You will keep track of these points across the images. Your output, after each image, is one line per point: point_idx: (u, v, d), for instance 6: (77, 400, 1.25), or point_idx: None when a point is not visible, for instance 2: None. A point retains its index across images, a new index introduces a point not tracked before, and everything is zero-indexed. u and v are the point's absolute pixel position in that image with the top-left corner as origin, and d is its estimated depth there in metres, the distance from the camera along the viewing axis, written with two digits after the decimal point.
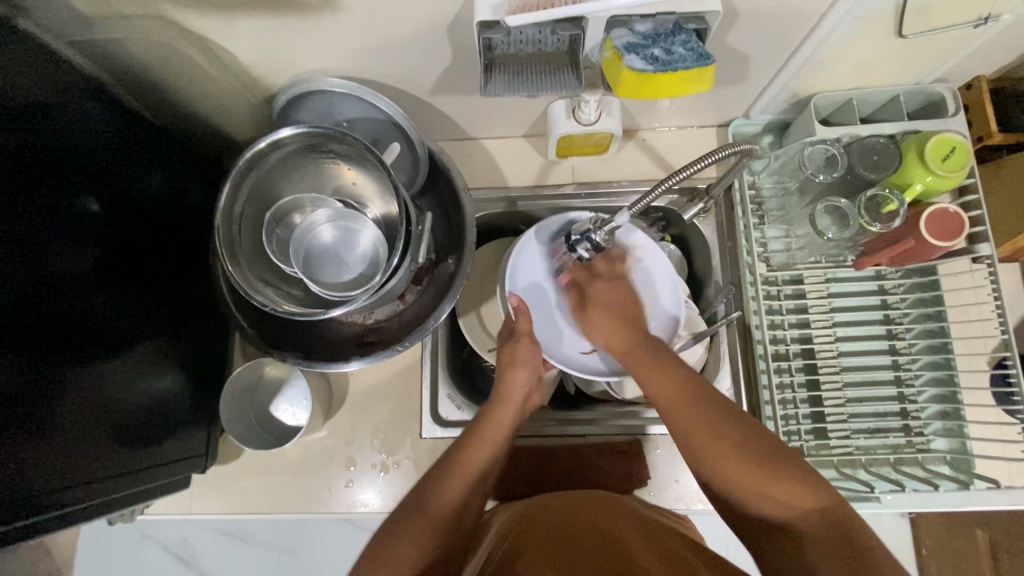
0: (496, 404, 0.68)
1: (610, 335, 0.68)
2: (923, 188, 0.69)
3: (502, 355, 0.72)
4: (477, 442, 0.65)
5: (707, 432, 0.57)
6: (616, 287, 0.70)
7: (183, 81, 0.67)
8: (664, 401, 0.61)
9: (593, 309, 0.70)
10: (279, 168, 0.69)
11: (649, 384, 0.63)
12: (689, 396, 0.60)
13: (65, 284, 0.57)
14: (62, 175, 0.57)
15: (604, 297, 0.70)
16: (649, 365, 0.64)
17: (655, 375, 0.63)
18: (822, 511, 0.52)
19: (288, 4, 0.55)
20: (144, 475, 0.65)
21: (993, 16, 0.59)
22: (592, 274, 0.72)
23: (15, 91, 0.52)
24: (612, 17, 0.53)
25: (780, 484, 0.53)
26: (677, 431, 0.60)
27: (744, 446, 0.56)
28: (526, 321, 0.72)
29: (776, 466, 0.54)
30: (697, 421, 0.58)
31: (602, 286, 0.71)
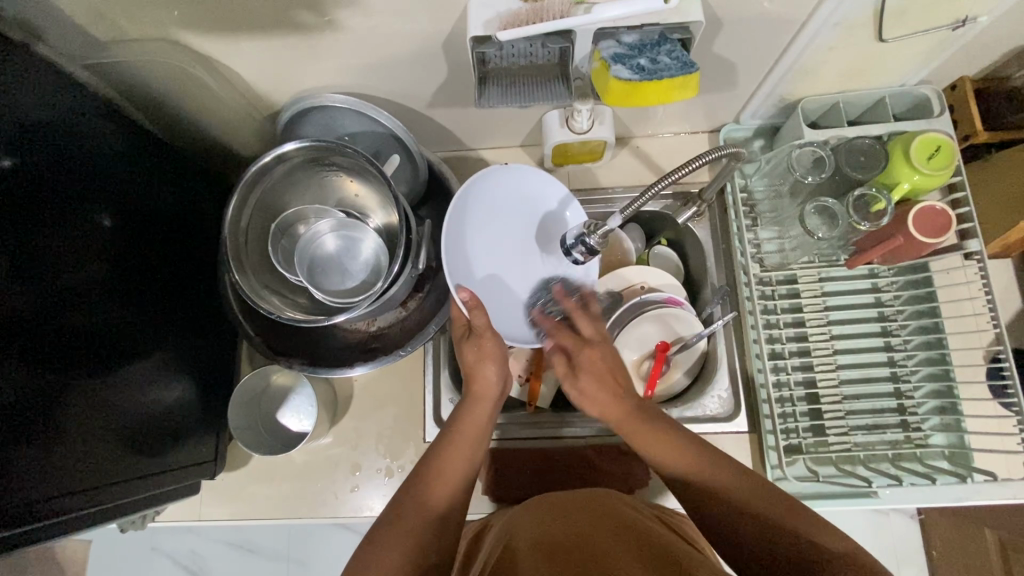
0: (469, 403, 0.67)
1: (604, 403, 0.63)
2: (910, 187, 0.71)
3: (465, 356, 0.68)
4: (459, 438, 0.64)
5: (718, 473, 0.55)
6: (605, 353, 0.66)
7: (193, 99, 0.70)
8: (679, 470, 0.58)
9: (584, 376, 0.65)
10: (283, 181, 0.71)
11: (653, 452, 0.60)
12: (702, 459, 0.57)
13: (79, 296, 0.59)
14: (77, 192, 0.60)
15: (593, 362, 0.65)
16: (651, 435, 0.60)
17: (657, 445, 0.60)
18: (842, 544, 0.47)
19: (292, 25, 0.58)
20: (156, 480, 0.67)
21: (971, 18, 0.61)
22: (579, 340, 0.68)
23: (32, 112, 0.54)
24: (600, 30, 0.56)
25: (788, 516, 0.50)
26: (692, 498, 0.56)
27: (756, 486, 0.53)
28: (480, 316, 0.66)
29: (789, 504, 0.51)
30: (716, 476, 0.55)
31: (590, 352, 0.66)
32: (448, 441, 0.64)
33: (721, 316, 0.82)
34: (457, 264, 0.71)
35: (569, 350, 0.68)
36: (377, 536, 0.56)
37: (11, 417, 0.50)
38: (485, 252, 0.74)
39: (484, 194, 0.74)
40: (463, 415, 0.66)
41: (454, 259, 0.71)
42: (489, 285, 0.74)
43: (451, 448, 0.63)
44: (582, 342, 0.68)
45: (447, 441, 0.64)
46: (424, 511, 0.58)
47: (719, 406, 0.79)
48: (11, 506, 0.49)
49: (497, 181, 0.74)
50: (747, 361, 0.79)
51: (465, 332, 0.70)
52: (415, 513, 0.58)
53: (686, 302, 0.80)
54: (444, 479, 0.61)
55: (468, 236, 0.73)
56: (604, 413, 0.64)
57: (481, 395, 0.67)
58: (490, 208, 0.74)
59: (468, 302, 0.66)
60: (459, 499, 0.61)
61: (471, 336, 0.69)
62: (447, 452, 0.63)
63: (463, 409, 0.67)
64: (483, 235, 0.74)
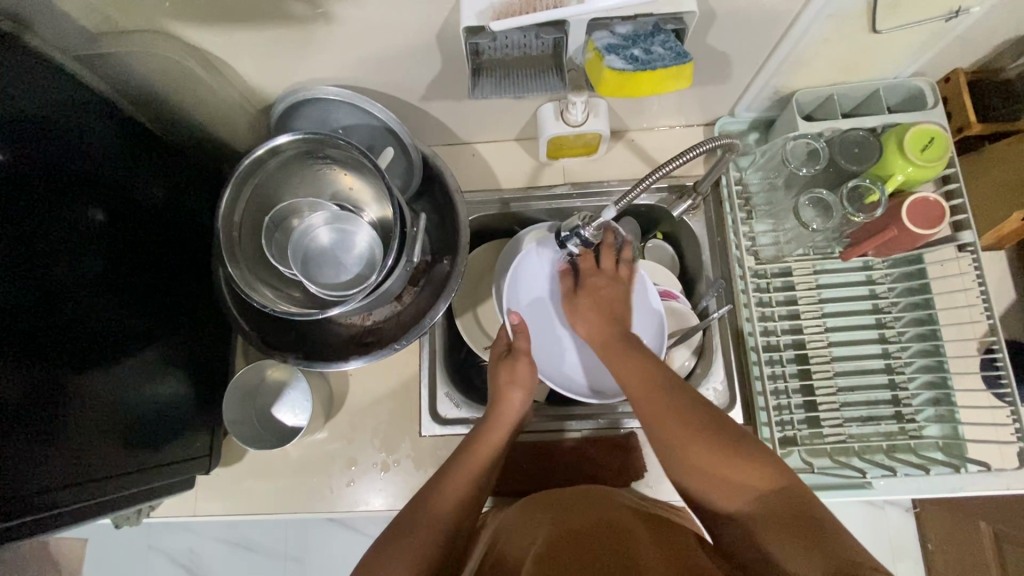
0: (489, 423, 0.69)
1: (592, 324, 0.72)
2: (904, 178, 0.71)
3: (501, 375, 0.73)
4: (471, 457, 0.66)
5: (678, 419, 0.58)
6: (616, 290, 0.73)
7: (185, 92, 0.70)
8: (636, 388, 0.62)
9: (584, 299, 0.73)
10: (277, 175, 0.71)
11: (619, 373, 0.65)
12: (654, 391, 0.61)
13: (70, 290, 0.59)
14: (69, 186, 0.60)
15: (598, 287, 0.73)
16: (621, 356, 0.67)
17: (625, 367, 0.65)
18: (779, 488, 0.52)
19: (284, 16, 0.58)
20: (149, 475, 0.67)
21: (964, 9, 0.61)
22: (590, 267, 0.74)
23: (22, 105, 0.54)
24: (593, 20, 0.56)
25: (734, 466, 0.53)
26: (645, 419, 0.60)
27: (712, 433, 0.56)
28: (525, 339, 0.74)
29: (731, 447, 0.54)
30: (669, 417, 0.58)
31: (597, 281, 0.74)
32: (462, 456, 0.66)
33: (716, 309, 0.82)
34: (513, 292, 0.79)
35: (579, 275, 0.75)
36: (389, 547, 0.57)
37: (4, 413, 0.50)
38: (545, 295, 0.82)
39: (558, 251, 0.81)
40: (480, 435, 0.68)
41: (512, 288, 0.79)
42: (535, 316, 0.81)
43: (462, 465, 0.65)
44: (594, 271, 0.74)
45: (459, 460, 0.66)
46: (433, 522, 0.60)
47: (716, 399, 0.79)
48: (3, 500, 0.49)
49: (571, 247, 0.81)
50: (742, 354, 0.79)
51: (504, 352, 0.76)
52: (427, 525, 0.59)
53: (680, 294, 0.83)
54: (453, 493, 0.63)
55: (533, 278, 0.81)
56: (591, 333, 0.72)
57: (498, 421, 0.70)
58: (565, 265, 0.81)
59: (516, 326, 0.74)
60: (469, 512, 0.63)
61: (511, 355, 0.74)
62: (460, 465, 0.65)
63: (482, 428, 0.69)
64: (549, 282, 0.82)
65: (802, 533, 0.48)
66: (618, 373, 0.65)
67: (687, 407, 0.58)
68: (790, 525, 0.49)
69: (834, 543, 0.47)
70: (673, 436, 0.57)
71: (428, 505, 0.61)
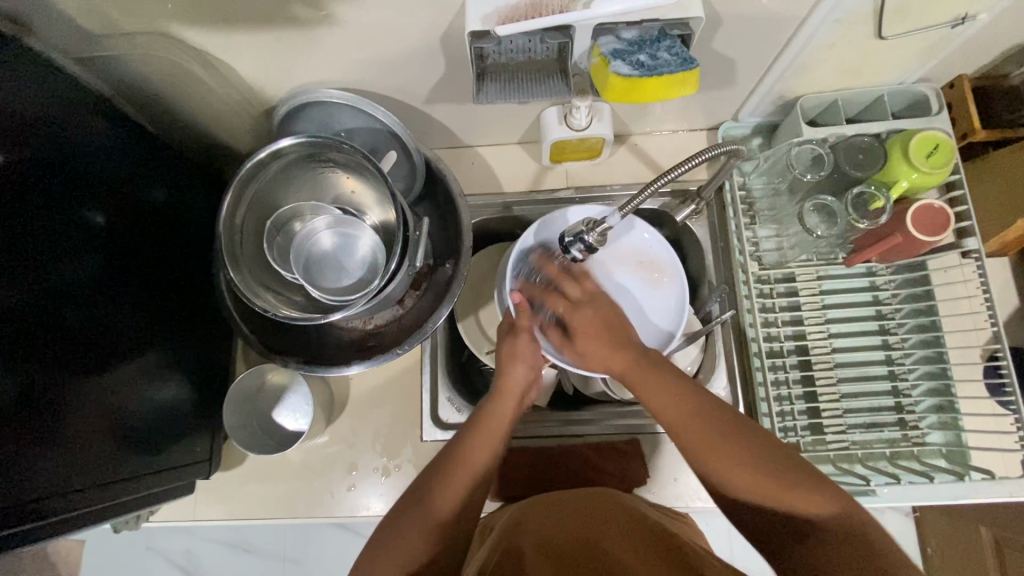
0: (493, 399, 0.66)
1: (607, 356, 0.65)
2: (909, 185, 0.70)
3: (503, 347, 0.68)
4: (481, 430, 0.64)
5: (727, 449, 0.56)
6: (600, 311, 0.68)
7: (186, 93, 0.69)
8: (678, 419, 0.59)
9: (582, 337, 0.66)
10: (279, 178, 0.70)
11: (653, 402, 0.61)
12: (697, 416, 0.59)
13: (69, 294, 0.58)
14: (69, 188, 0.59)
15: (588, 319, 0.67)
16: (651, 381, 0.62)
17: (658, 395, 0.61)
18: (836, 512, 0.52)
19: (286, 18, 0.58)
20: (148, 481, 0.66)
21: (970, 16, 0.60)
22: (569, 303, 0.68)
23: (23, 107, 0.53)
24: (599, 25, 0.55)
25: (791, 495, 0.53)
26: (692, 452, 0.58)
27: (766, 460, 0.55)
28: (528, 318, 0.68)
29: (785, 475, 0.54)
30: (714, 445, 0.56)
31: (583, 313, 0.67)
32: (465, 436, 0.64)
33: (719, 314, 0.81)
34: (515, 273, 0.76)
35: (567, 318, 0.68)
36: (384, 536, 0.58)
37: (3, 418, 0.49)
38: None
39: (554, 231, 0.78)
40: (486, 412, 0.65)
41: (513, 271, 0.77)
42: None
43: (472, 442, 0.63)
44: (574, 302, 0.68)
45: (468, 433, 0.64)
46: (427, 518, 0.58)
47: None
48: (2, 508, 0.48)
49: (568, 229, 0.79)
50: (745, 359, 0.79)
51: (508, 329, 0.70)
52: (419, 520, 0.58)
53: None
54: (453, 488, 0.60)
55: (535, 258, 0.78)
56: (608, 366, 0.66)
57: (503, 395, 0.67)
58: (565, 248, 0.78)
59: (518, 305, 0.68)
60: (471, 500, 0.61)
61: (509, 332, 0.69)
62: (468, 447, 0.63)
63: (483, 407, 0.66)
64: None
65: (857, 559, 0.48)
66: (655, 407, 0.61)
67: (740, 435, 0.56)
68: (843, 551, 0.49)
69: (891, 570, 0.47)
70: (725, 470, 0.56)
71: (433, 491, 0.60)
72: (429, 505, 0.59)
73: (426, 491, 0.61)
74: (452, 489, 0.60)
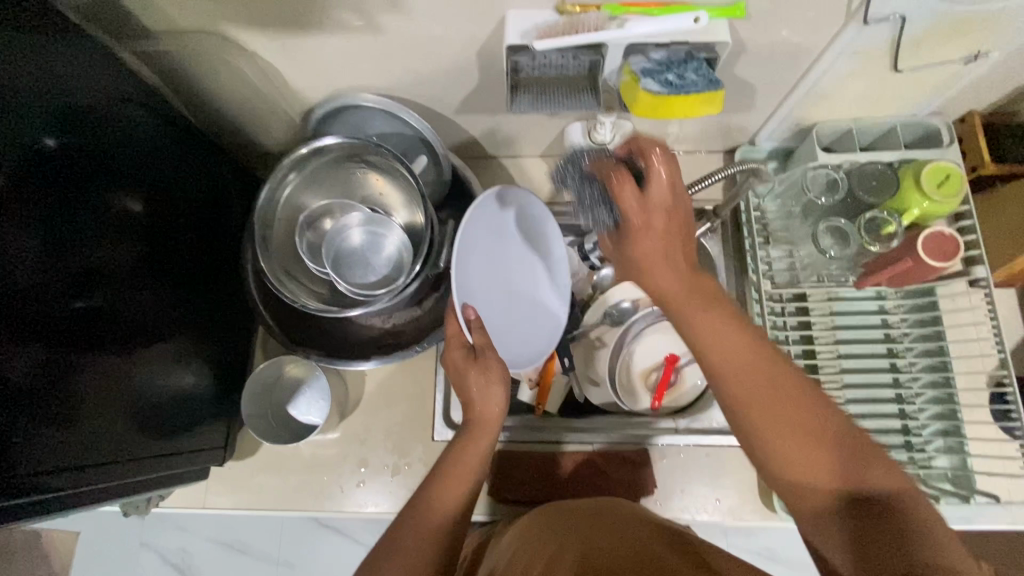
0: (473, 431, 0.66)
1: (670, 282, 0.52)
2: (920, 212, 0.73)
3: (471, 377, 0.66)
4: (458, 466, 0.64)
5: (768, 403, 0.48)
6: (670, 209, 0.52)
7: (228, 90, 0.72)
8: (723, 366, 0.50)
9: (647, 244, 0.53)
10: (315, 175, 0.73)
11: (702, 338, 0.51)
12: (746, 359, 0.49)
13: (107, 274, 0.61)
14: (116, 174, 0.62)
15: (653, 228, 0.52)
16: (710, 316, 0.51)
17: (716, 330, 0.50)
18: (896, 486, 0.45)
19: (334, 24, 0.61)
20: (164, 463, 0.68)
21: (982, 53, 0.63)
22: (641, 200, 0.52)
23: (82, 95, 0.57)
24: (630, 45, 0.59)
25: (841, 462, 0.46)
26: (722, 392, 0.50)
27: (819, 418, 0.47)
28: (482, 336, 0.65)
29: (835, 437, 0.47)
30: (757, 394, 0.48)
31: (652, 217, 0.52)
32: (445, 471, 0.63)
33: None
34: (458, 277, 0.65)
35: (629, 227, 0.53)
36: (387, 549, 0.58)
37: (22, 388, 0.50)
38: (480, 278, 0.69)
39: (477, 214, 0.66)
40: (465, 446, 0.65)
41: (459, 274, 0.65)
42: (479, 299, 0.69)
43: (448, 477, 0.63)
44: (644, 209, 0.52)
45: (446, 470, 0.64)
46: (426, 535, 0.59)
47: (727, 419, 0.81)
48: (18, 476, 0.49)
49: (487, 212, 0.68)
50: None
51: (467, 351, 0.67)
52: (418, 540, 0.58)
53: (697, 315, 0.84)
54: (443, 505, 0.61)
55: (468, 258, 0.67)
56: (661, 287, 0.53)
57: (482, 429, 0.67)
58: (486, 235, 0.69)
59: (470, 322, 0.65)
60: (459, 527, 0.61)
61: (477, 357, 0.66)
62: (447, 480, 0.63)
63: (463, 438, 0.66)
64: (479, 253, 0.69)
65: (879, 546, 0.44)
66: (706, 338, 0.50)
67: (789, 372, 0.49)
68: (871, 537, 0.45)
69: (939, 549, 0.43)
70: (758, 415, 0.48)
71: (423, 509, 0.61)
72: (427, 522, 0.60)
73: (417, 507, 0.61)
74: (436, 515, 0.61)
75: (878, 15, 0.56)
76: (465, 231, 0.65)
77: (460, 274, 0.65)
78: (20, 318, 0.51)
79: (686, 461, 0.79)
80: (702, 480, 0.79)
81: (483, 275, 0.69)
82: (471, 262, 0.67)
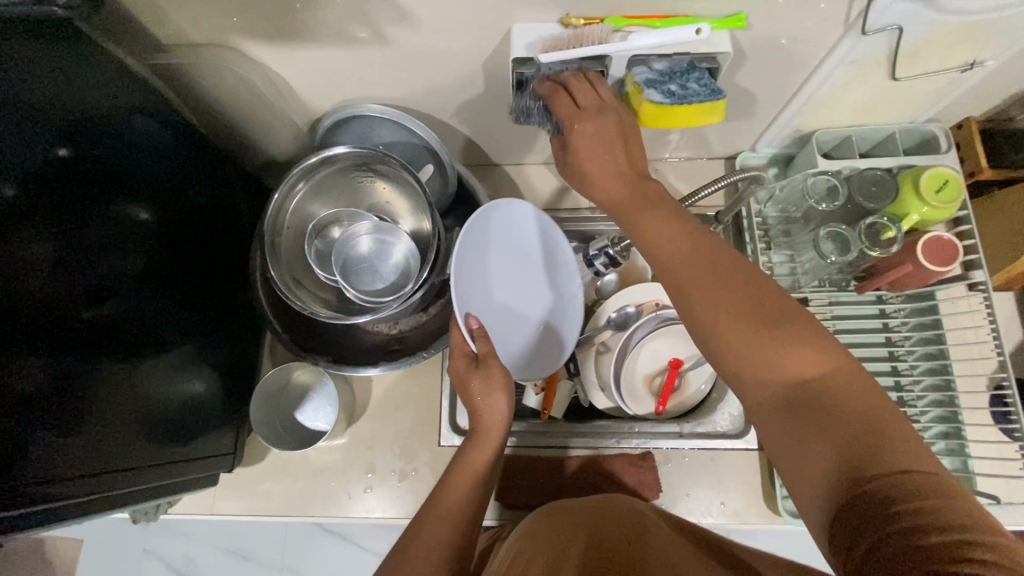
0: (477, 440, 0.68)
1: (614, 189, 0.59)
2: (919, 218, 0.74)
3: (472, 386, 0.67)
4: (463, 475, 0.65)
5: (705, 286, 0.51)
6: (602, 118, 0.59)
7: (237, 100, 0.73)
8: (665, 254, 0.54)
9: (588, 155, 0.59)
10: (322, 184, 0.74)
11: (647, 232, 0.56)
12: (688, 248, 0.53)
13: (115, 283, 0.62)
14: (125, 183, 0.63)
15: (591, 134, 0.59)
16: (655, 212, 0.56)
17: (658, 226, 0.55)
18: (826, 366, 0.45)
19: (343, 37, 0.62)
20: (172, 470, 0.68)
21: (978, 62, 0.65)
22: (576, 109, 0.59)
23: (96, 107, 0.58)
24: (633, 56, 0.60)
25: (781, 344, 0.46)
26: (668, 280, 0.54)
27: (756, 303, 0.49)
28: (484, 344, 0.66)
29: (777, 324, 0.47)
30: (696, 278, 0.51)
31: (587, 125, 0.59)
32: (450, 481, 0.64)
33: None
34: (462, 285, 0.67)
35: (570, 137, 0.60)
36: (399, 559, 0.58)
37: (33, 400, 0.50)
38: (483, 286, 0.72)
39: (481, 225, 0.70)
40: (468, 456, 0.66)
41: (462, 281, 0.68)
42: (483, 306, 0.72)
43: (453, 482, 0.64)
44: (578, 113, 0.59)
45: (451, 480, 0.65)
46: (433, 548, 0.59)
47: (730, 422, 0.82)
48: (36, 484, 0.50)
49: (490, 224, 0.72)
50: None
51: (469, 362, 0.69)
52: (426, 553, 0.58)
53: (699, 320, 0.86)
54: (450, 514, 0.62)
55: (471, 265, 0.70)
56: (609, 193, 0.60)
57: (484, 438, 0.68)
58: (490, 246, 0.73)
59: (475, 331, 0.66)
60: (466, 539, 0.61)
61: (478, 366, 0.67)
62: (452, 490, 0.64)
63: (468, 449, 0.67)
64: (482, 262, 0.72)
65: (820, 423, 0.43)
66: (649, 232, 0.56)
67: (727, 259, 0.52)
68: (811, 415, 0.43)
69: (879, 430, 0.40)
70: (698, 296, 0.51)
71: (429, 522, 0.61)
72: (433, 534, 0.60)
73: (424, 520, 0.62)
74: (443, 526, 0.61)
75: (876, 26, 0.57)
76: (468, 241, 0.68)
77: (461, 283, 0.67)
78: (30, 328, 0.52)
79: (691, 465, 0.80)
80: (706, 483, 0.79)
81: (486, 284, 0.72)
82: (473, 273, 0.70)
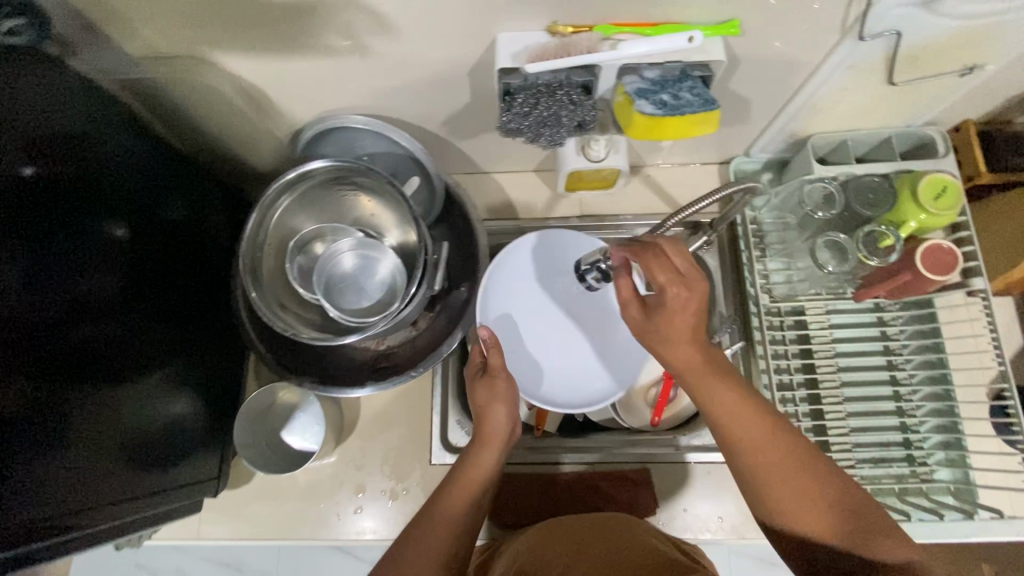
0: (477, 445, 0.66)
1: (690, 358, 0.56)
2: (917, 225, 0.72)
3: (477, 395, 0.69)
4: (463, 480, 0.63)
5: (772, 462, 0.52)
6: (699, 294, 0.54)
7: (213, 113, 0.71)
8: (730, 428, 0.54)
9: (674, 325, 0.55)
10: (304, 200, 0.72)
11: (711, 403, 0.55)
12: (756, 417, 0.54)
13: (91, 307, 0.59)
14: (98, 202, 0.60)
15: (687, 309, 0.54)
16: (723, 387, 0.55)
17: (725, 399, 0.55)
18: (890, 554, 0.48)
19: (320, 47, 0.59)
20: (152, 501, 0.65)
21: (977, 66, 0.63)
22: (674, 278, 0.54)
23: (62, 124, 0.55)
24: (623, 65, 0.58)
25: (841, 523, 0.50)
26: (730, 446, 0.55)
27: (832, 493, 0.51)
28: (496, 355, 0.71)
29: (839, 508, 0.51)
30: (760, 450, 0.53)
31: (681, 298, 0.54)
32: (450, 484, 0.63)
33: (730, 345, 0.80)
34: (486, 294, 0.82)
35: (663, 307, 0.55)
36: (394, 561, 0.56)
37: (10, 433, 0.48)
38: (521, 308, 0.83)
39: (535, 255, 0.84)
40: (470, 460, 0.65)
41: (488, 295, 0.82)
42: (502, 323, 0.82)
43: (453, 491, 0.62)
44: (676, 285, 0.54)
45: (451, 483, 0.63)
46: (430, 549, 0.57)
47: None
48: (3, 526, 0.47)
49: (543, 257, 0.84)
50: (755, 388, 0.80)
51: (478, 370, 0.72)
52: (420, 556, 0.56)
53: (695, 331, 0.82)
54: (449, 518, 0.60)
55: (508, 286, 0.83)
56: (679, 361, 0.56)
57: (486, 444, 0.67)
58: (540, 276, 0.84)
59: (487, 341, 0.71)
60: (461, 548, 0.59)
61: (485, 375, 0.70)
62: (451, 494, 0.62)
63: (470, 451, 0.66)
64: (527, 288, 0.84)
65: None
66: (716, 408, 0.55)
67: (795, 441, 0.53)
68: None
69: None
70: (763, 472, 0.53)
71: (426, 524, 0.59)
72: (429, 536, 0.58)
73: (420, 523, 0.60)
74: (440, 529, 0.59)
75: (874, 31, 0.55)
76: (511, 262, 0.84)
77: (489, 292, 0.83)
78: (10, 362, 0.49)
79: (688, 479, 0.79)
80: (704, 498, 0.78)
81: (526, 305, 0.83)
82: (509, 293, 0.83)
